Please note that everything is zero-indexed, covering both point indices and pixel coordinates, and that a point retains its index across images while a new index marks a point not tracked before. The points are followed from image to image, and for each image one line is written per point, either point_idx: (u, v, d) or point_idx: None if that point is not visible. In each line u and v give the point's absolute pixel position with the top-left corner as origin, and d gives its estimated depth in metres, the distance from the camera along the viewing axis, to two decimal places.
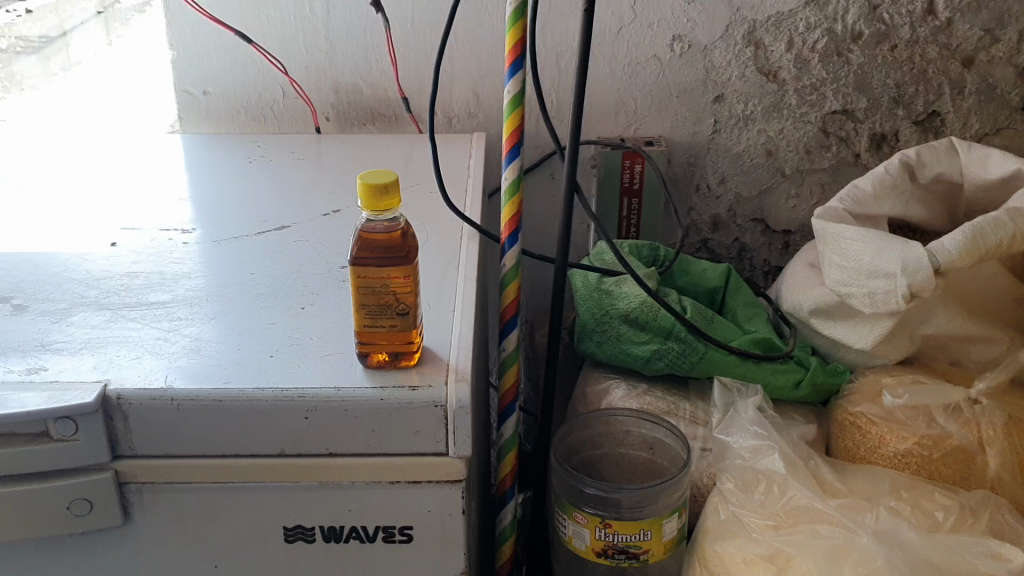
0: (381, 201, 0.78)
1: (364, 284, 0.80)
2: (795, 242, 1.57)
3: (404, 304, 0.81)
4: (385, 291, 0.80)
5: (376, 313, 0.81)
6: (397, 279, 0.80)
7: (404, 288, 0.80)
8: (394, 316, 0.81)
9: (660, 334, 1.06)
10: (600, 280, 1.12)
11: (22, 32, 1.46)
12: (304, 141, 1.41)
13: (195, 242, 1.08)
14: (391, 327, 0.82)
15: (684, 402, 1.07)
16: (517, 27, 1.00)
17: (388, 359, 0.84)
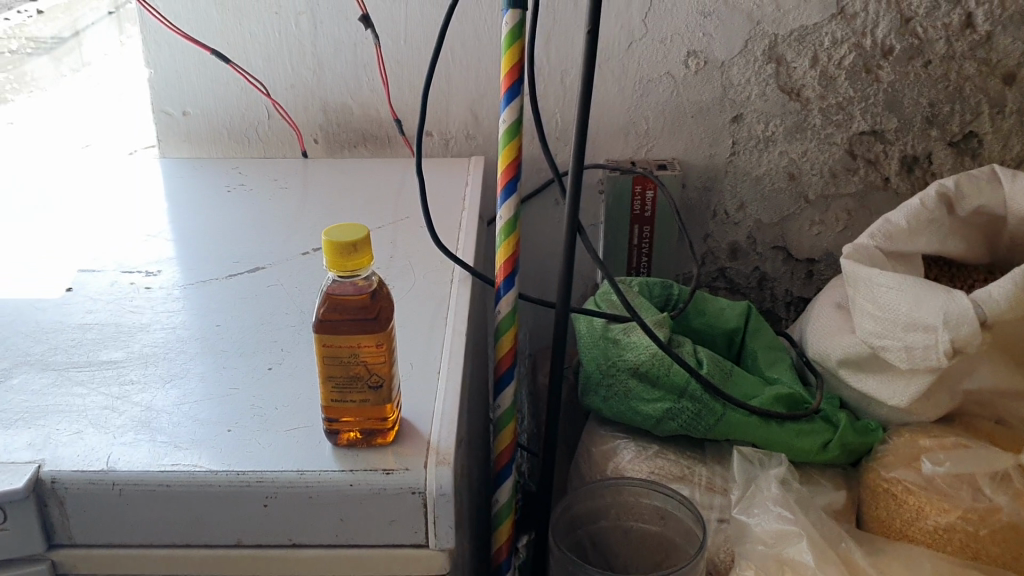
0: (348, 261, 0.68)
1: (330, 353, 0.69)
2: (820, 271, 1.46)
3: (376, 375, 0.70)
4: (354, 361, 0.70)
5: (345, 386, 0.71)
6: (367, 346, 0.69)
7: (377, 357, 0.70)
8: (366, 390, 0.71)
9: (673, 392, 0.95)
10: (607, 327, 1.00)
11: (33, 32, 1.56)
12: (289, 167, 1.32)
13: (158, 287, 0.98)
14: (364, 402, 0.71)
15: (699, 466, 0.96)
16: (514, 49, 0.89)
17: (362, 436, 0.73)
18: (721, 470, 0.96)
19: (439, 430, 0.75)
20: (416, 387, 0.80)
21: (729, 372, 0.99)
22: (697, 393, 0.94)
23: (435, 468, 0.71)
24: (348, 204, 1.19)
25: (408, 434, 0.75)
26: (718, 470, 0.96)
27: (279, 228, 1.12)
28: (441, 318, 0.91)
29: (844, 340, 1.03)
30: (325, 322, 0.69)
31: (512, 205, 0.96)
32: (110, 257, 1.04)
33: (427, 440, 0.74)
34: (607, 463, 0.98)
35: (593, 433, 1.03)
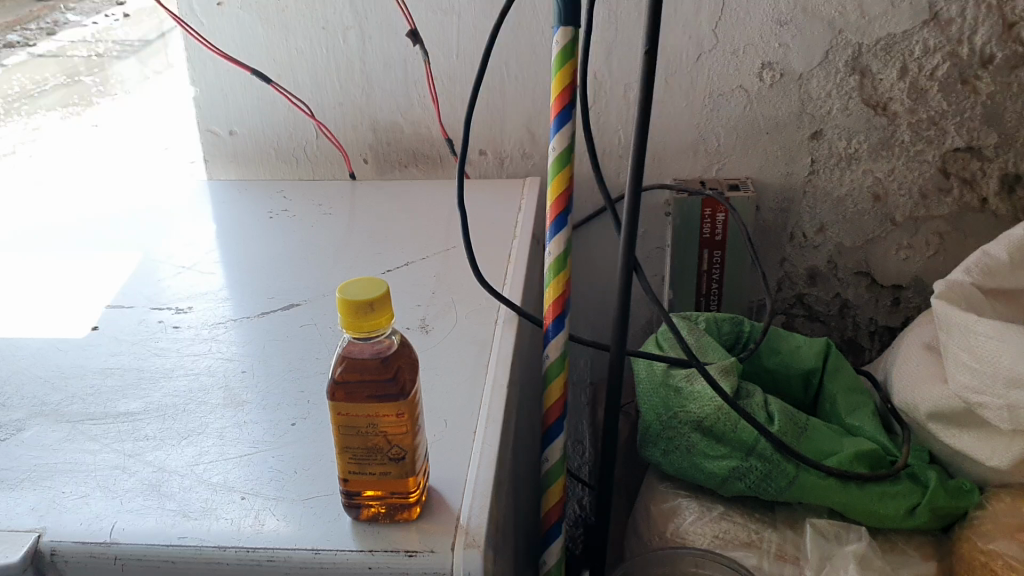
0: (365, 321, 0.60)
1: (346, 423, 0.62)
2: (907, 298, 1.34)
3: (399, 448, 0.63)
4: (373, 432, 0.62)
5: (364, 458, 0.63)
6: (388, 417, 0.62)
7: (398, 428, 0.62)
8: (387, 463, 0.63)
9: (740, 449, 0.85)
10: (668, 372, 0.92)
11: (121, 36, 1.62)
12: (336, 190, 1.27)
13: (187, 326, 0.92)
14: (385, 475, 0.64)
15: (769, 531, 0.86)
16: (566, 72, 0.80)
17: (385, 510, 0.66)
18: (793, 536, 0.85)
19: (470, 503, 0.67)
20: (450, 450, 0.73)
21: (804, 425, 0.89)
22: (767, 453, 0.84)
23: (463, 551, 0.63)
24: (393, 230, 1.12)
25: (436, 508, 0.67)
26: (790, 535, 0.85)
27: (319, 256, 1.06)
28: (482, 366, 0.83)
29: (935, 392, 0.92)
30: (341, 388, 0.62)
31: (563, 240, 0.87)
32: (142, 290, 0.99)
33: (456, 515, 0.66)
34: (667, 525, 0.90)
35: (652, 489, 0.94)
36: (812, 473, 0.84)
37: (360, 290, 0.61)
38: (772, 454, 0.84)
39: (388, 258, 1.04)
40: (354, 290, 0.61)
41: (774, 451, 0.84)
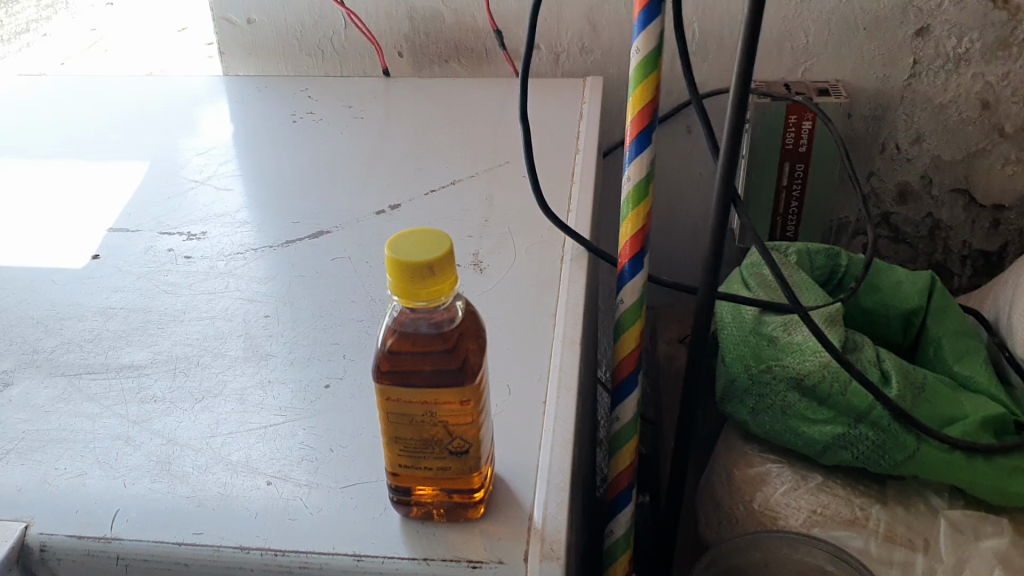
0: (421, 288, 0.47)
1: (397, 408, 0.50)
2: (1008, 220, 1.19)
3: (461, 440, 0.50)
4: (430, 421, 0.50)
5: (418, 449, 0.51)
6: (450, 404, 0.49)
7: (462, 417, 0.50)
8: (446, 457, 0.51)
9: (848, 414, 0.73)
10: (759, 319, 0.79)
11: None
12: (368, 89, 1.11)
13: (200, 256, 0.79)
14: (442, 470, 0.52)
15: (876, 508, 0.74)
16: None
17: (439, 508, 0.54)
18: (905, 516, 0.73)
19: (545, 500, 0.55)
20: (516, 426, 0.60)
21: (921, 386, 0.76)
22: (882, 421, 0.72)
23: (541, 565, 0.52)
24: (435, 140, 0.97)
25: (502, 504, 0.55)
26: (901, 514, 0.74)
27: (352, 170, 0.92)
28: (548, 316, 0.70)
29: None
30: (390, 367, 0.49)
31: (644, 163, 0.72)
32: (150, 210, 0.86)
33: (528, 516, 0.54)
34: (753, 494, 0.78)
35: (732, 448, 0.82)
36: (933, 446, 0.71)
37: (416, 248, 0.47)
38: (888, 425, 0.71)
39: (431, 176, 0.90)
40: (408, 247, 0.47)
41: (892, 420, 0.71)
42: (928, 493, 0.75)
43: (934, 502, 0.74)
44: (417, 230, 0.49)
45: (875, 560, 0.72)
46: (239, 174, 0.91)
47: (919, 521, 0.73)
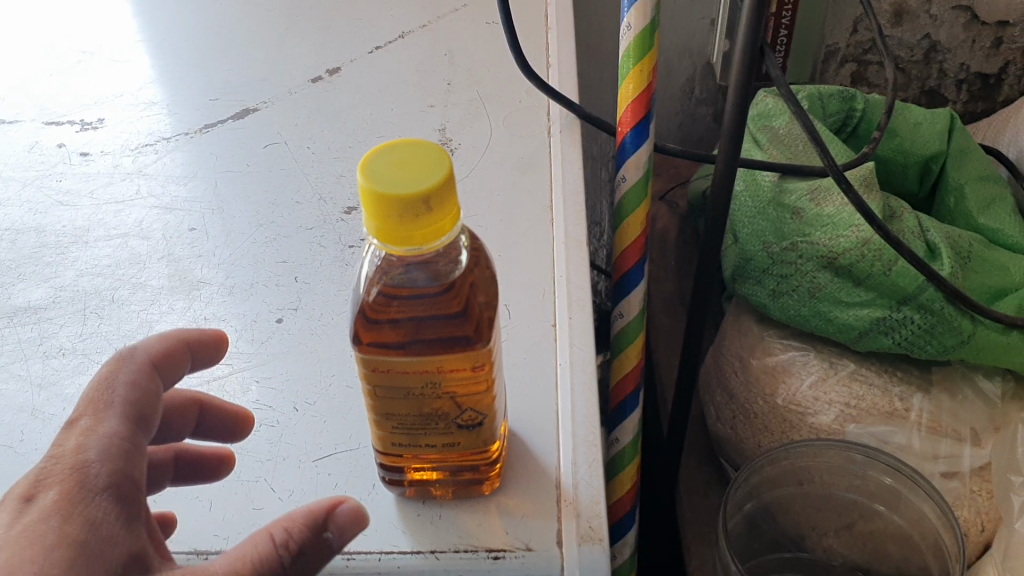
0: (414, 228, 0.34)
1: (387, 380, 0.38)
2: (1012, 37, 1.06)
3: (472, 411, 0.39)
4: (431, 392, 0.38)
5: (416, 423, 0.39)
6: (456, 371, 0.38)
7: (472, 384, 0.38)
8: (453, 431, 0.40)
9: (890, 296, 0.63)
10: (780, 186, 0.68)
11: None
12: None
13: (98, 152, 0.64)
14: (447, 445, 0.41)
15: (918, 396, 0.65)
16: None
17: (444, 485, 0.43)
18: (950, 405, 0.65)
19: (573, 458, 0.44)
20: (522, 361, 0.49)
21: (967, 254, 0.66)
22: (933, 303, 0.62)
23: (579, 549, 0.41)
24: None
25: (518, 466, 0.44)
26: (946, 402, 0.65)
27: (275, 27, 0.75)
28: (542, 212, 0.57)
29: None
30: (374, 327, 0.37)
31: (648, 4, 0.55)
32: (29, 93, 0.69)
33: (553, 484, 0.44)
34: (775, 387, 0.69)
35: (747, 333, 0.73)
36: (989, 328, 0.62)
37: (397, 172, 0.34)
38: (938, 307, 0.62)
39: (371, 29, 0.74)
40: (387, 172, 0.34)
41: (943, 301, 0.61)
42: (974, 375, 0.66)
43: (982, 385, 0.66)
44: (399, 143, 0.36)
45: (919, 457, 0.64)
46: (137, 39, 0.74)
47: (966, 408, 0.65)
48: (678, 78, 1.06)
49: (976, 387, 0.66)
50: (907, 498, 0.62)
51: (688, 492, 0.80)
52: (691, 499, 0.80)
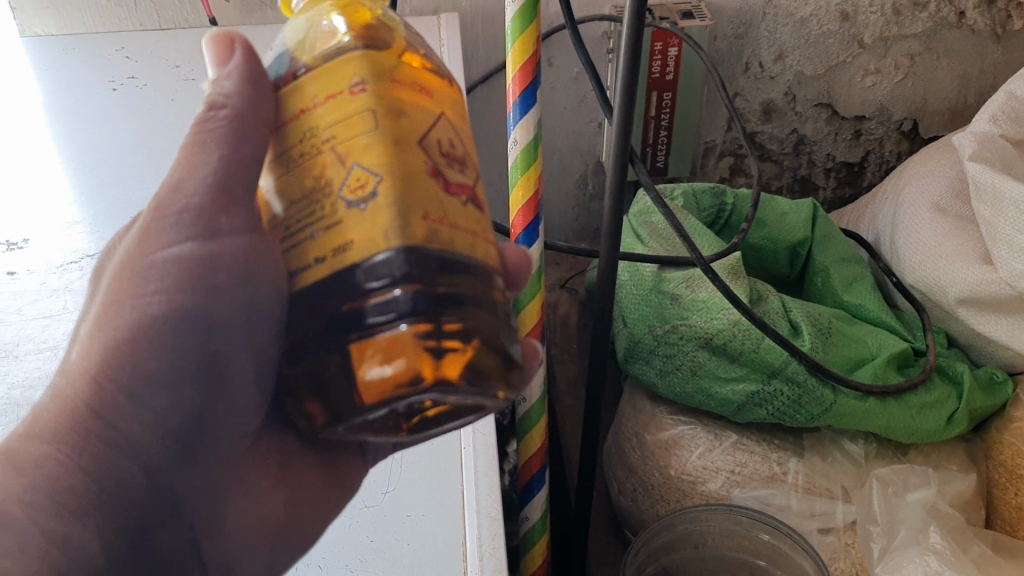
0: None
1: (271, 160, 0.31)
2: (870, 130, 1.16)
3: (358, 167, 0.27)
4: (316, 148, 0.29)
5: (296, 232, 0.29)
6: (334, 106, 0.29)
7: (351, 122, 0.28)
8: (336, 216, 0.27)
9: (761, 371, 0.71)
10: (659, 276, 0.76)
11: None
12: (192, 42, 0.91)
13: (24, 271, 0.65)
14: (336, 254, 0.27)
15: (793, 461, 0.72)
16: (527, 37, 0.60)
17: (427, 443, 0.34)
18: (822, 466, 0.72)
19: (475, 496, 0.45)
20: None
21: (828, 329, 0.75)
22: (798, 375, 0.70)
23: None
24: None
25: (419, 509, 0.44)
26: (818, 464, 0.72)
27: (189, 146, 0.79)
28: None
29: (974, 271, 0.76)
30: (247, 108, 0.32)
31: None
32: None
33: (459, 514, 0.44)
34: (668, 459, 0.75)
35: (642, 411, 0.80)
36: (849, 395, 0.70)
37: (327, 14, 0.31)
38: (803, 380, 0.70)
39: None
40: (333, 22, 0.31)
41: (807, 373, 0.69)
42: (841, 440, 0.74)
43: (849, 448, 0.73)
44: None
45: (797, 515, 0.71)
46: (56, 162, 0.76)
47: (837, 469, 0.72)
48: (573, 174, 1.14)
49: (844, 450, 0.73)
50: (787, 554, 0.68)
51: (598, 563, 0.86)
52: (602, 567, 0.85)
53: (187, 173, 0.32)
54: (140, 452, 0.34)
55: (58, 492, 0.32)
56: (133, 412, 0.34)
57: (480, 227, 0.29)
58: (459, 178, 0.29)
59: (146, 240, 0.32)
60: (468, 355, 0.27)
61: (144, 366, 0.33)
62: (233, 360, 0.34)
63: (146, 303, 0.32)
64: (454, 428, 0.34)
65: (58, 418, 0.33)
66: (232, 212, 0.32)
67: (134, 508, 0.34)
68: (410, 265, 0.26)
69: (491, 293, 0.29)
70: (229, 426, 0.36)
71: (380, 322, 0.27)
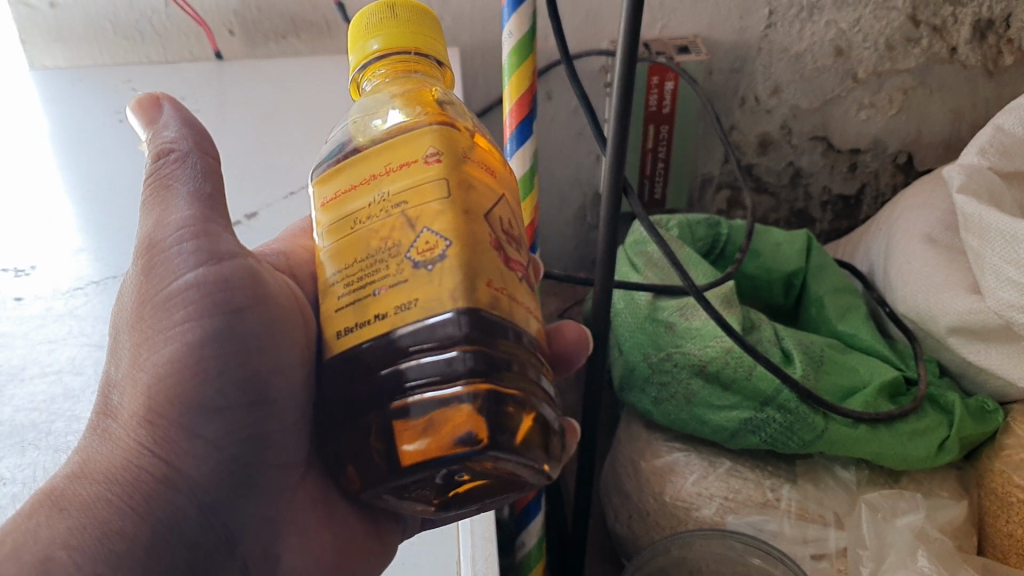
0: (374, 28, 0.40)
1: (331, 225, 0.36)
2: (865, 163, 1.17)
3: (428, 231, 0.32)
4: (385, 211, 0.34)
5: (360, 288, 0.33)
6: (406, 174, 0.34)
7: (423, 189, 0.33)
8: (404, 274, 0.32)
9: (754, 398, 0.72)
10: (653, 304, 0.77)
11: None
12: (196, 72, 0.93)
13: (32, 296, 0.66)
14: (400, 309, 0.32)
15: (786, 488, 0.73)
16: (520, 77, 0.68)
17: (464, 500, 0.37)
18: (814, 493, 0.73)
19: (471, 524, 0.48)
20: None
21: (821, 358, 0.76)
22: (789, 403, 0.71)
23: None
24: (272, 117, 0.84)
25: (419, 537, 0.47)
26: (810, 491, 0.73)
27: None
28: None
29: (964, 301, 0.77)
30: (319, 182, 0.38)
31: (525, 15, 0.66)
32: None
33: (454, 539, 0.47)
34: (663, 486, 0.76)
35: (637, 438, 0.81)
36: (840, 422, 0.71)
37: (399, 105, 0.37)
38: (795, 407, 0.71)
39: None
40: (402, 113, 0.36)
41: (799, 401, 0.71)
42: (833, 466, 0.75)
43: (841, 474, 0.75)
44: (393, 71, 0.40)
45: (791, 541, 0.71)
46: (63, 191, 0.78)
47: (829, 495, 0.73)
48: (571, 206, 1.15)
49: (835, 477, 0.74)
50: None
51: None
52: None
53: (169, 214, 0.38)
54: (192, 489, 0.38)
55: (112, 541, 0.35)
56: (183, 448, 0.38)
57: (528, 298, 0.35)
58: (511, 253, 0.35)
59: (157, 280, 0.38)
60: (514, 418, 0.31)
61: (187, 400, 0.38)
62: (271, 382, 0.39)
63: (179, 336, 0.37)
64: (478, 500, 0.38)
65: (108, 463, 0.37)
66: (225, 235, 0.39)
67: (189, 547, 0.38)
68: (472, 326, 0.31)
69: (527, 352, 0.33)
70: (277, 453, 0.40)
71: (426, 379, 0.31)
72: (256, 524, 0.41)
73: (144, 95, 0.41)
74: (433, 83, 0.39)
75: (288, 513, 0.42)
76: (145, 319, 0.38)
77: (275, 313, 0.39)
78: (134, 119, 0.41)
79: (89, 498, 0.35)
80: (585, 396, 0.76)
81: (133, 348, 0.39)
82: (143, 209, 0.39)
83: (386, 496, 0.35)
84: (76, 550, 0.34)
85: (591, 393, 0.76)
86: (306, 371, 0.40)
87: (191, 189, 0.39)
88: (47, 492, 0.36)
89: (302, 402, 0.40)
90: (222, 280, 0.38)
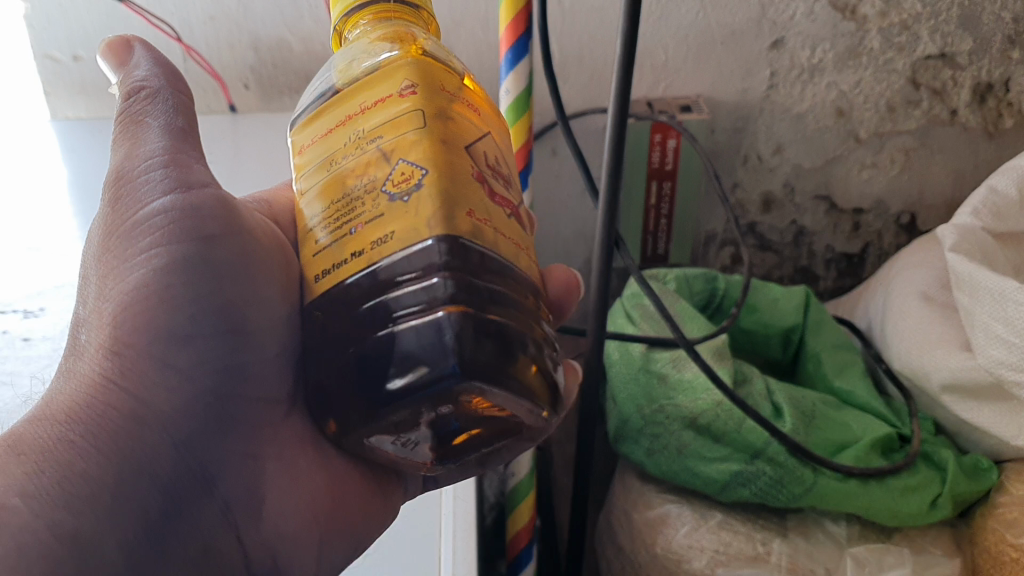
0: None
1: (316, 165, 0.39)
2: (868, 222, 1.18)
3: (404, 163, 0.36)
4: (363, 148, 0.37)
5: (340, 227, 0.37)
6: (384, 111, 0.37)
7: (400, 124, 0.36)
8: (381, 208, 0.35)
9: (744, 451, 0.73)
10: (647, 355, 0.79)
11: None
12: (211, 127, 0.96)
13: (39, 337, 0.68)
14: (378, 243, 0.35)
15: (777, 542, 0.73)
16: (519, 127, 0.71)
17: (468, 438, 0.39)
18: (805, 546, 0.73)
19: (453, 566, 0.50)
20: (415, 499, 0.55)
21: (813, 413, 0.78)
22: (779, 456, 0.72)
23: None
24: (281, 169, 0.86)
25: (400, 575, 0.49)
26: (801, 544, 0.73)
27: None
28: None
29: (956, 358, 0.78)
30: (307, 127, 0.41)
31: (522, 74, 0.69)
32: None
33: None
34: (654, 537, 0.76)
35: (631, 489, 0.82)
36: (830, 476, 0.72)
37: (381, 48, 0.40)
38: (785, 458, 0.72)
39: None
40: (384, 53, 0.40)
41: (788, 455, 0.72)
42: (823, 520, 0.76)
43: (832, 528, 0.75)
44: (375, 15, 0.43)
45: None
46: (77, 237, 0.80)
47: (820, 549, 0.73)
48: (576, 260, 1.16)
49: (826, 531, 0.75)
50: None
51: None
52: None
53: (141, 146, 0.44)
54: (164, 425, 0.42)
55: (74, 484, 0.38)
56: (153, 383, 0.42)
57: (515, 233, 0.38)
58: (495, 187, 0.38)
59: (126, 208, 0.43)
60: (498, 342, 0.33)
61: (157, 330, 0.42)
62: (247, 312, 0.43)
63: (149, 262, 0.42)
64: (475, 446, 0.40)
65: (74, 403, 0.40)
66: (195, 166, 0.44)
67: (160, 488, 0.41)
68: (451, 254, 0.33)
69: (515, 289, 0.36)
70: (256, 387, 0.44)
71: (411, 311, 0.33)
72: (233, 461, 0.45)
73: (117, 39, 0.47)
74: (414, 29, 0.42)
75: (273, 451, 0.45)
76: (117, 251, 0.43)
77: (248, 243, 0.44)
78: (107, 64, 0.47)
79: (49, 443, 0.39)
80: (578, 444, 0.77)
81: (100, 284, 0.44)
82: (116, 143, 0.45)
83: (374, 441, 0.37)
84: (32, 498, 0.37)
85: (582, 442, 0.76)
86: (287, 307, 0.44)
87: (161, 122, 0.44)
88: (9, 437, 0.39)
89: (279, 333, 0.44)
90: (193, 207, 0.42)
